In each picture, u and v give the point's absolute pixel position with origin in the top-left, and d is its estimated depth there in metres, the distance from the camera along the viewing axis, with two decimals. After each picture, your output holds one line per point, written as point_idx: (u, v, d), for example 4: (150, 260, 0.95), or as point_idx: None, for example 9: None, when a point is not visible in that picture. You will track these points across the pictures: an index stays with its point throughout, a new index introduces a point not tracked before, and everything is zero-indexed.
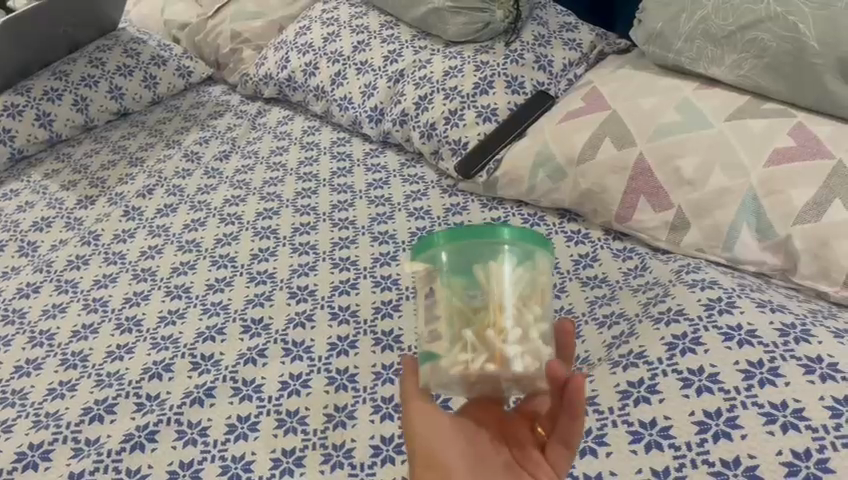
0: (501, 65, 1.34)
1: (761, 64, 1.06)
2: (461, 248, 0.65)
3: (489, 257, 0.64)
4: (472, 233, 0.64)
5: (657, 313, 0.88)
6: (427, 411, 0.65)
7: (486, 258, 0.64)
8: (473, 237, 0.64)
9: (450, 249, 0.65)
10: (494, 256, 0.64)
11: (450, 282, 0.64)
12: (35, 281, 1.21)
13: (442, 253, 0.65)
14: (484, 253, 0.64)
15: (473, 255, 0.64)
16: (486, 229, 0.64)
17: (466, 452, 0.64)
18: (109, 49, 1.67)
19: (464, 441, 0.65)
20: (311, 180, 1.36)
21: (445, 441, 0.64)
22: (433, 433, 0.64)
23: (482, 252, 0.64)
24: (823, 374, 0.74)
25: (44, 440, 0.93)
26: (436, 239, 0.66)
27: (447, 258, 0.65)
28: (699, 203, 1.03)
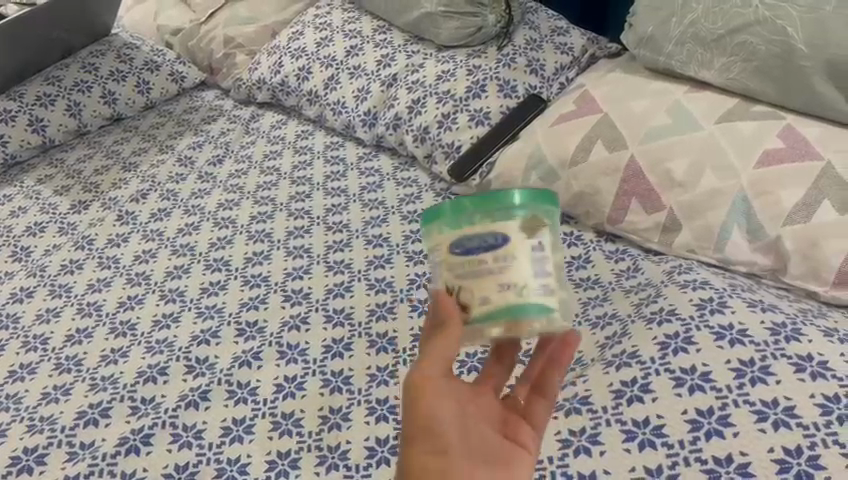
0: (494, 69, 1.35)
1: (750, 68, 1.07)
2: (518, 211, 0.63)
3: (540, 216, 0.64)
4: (488, 205, 0.63)
5: (649, 313, 0.89)
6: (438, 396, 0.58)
7: (538, 218, 0.64)
8: (528, 199, 0.64)
9: (509, 211, 0.63)
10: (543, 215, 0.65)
11: (519, 243, 0.63)
12: (29, 286, 1.21)
13: (501, 216, 0.63)
14: (536, 214, 0.64)
15: (529, 216, 0.64)
16: (500, 198, 0.63)
17: (468, 435, 0.58)
18: (102, 54, 1.68)
19: (466, 422, 0.59)
20: (304, 184, 1.37)
21: (452, 423, 0.57)
22: (444, 412, 0.57)
23: (534, 214, 0.64)
24: (813, 372, 0.75)
25: (39, 444, 0.93)
26: (490, 201, 0.63)
27: (506, 221, 0.63)
28: (690, 204, 1.04)
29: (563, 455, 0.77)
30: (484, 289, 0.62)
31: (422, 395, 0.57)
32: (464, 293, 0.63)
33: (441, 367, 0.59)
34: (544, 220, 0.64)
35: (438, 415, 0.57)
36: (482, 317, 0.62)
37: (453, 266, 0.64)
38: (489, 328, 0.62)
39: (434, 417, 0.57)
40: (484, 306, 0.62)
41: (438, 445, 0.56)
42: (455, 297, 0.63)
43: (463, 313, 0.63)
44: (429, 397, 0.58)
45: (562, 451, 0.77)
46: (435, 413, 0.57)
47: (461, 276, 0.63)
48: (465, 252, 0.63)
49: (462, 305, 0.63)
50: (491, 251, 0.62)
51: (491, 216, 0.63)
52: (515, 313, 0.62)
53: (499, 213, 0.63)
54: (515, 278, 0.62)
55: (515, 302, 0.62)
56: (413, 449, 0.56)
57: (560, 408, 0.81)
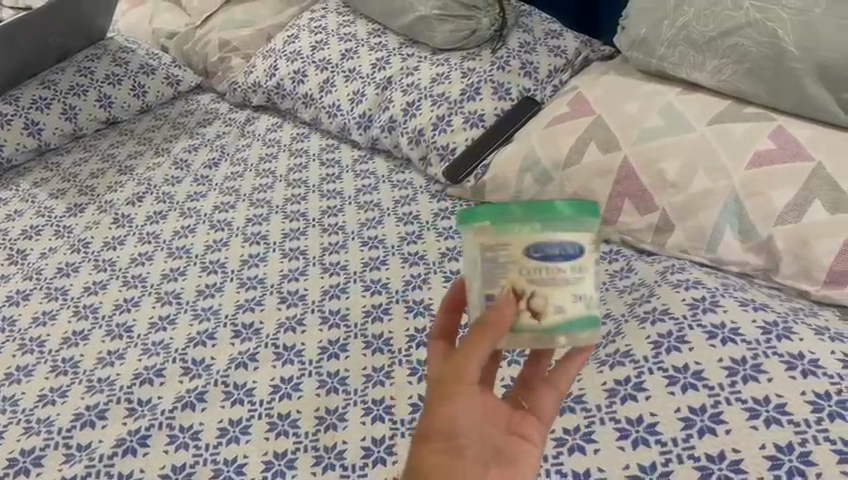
0: (488, 72, 1.36)
1: (741, 70, 1.08)
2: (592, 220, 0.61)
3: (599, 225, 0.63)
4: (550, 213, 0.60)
5: (642, 313, 0.90)
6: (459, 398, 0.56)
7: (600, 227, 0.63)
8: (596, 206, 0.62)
9: (585, 219, 0.60)
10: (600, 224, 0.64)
11: (590, 254, 0.61)
12: (25, 288, 1.21)
13: (579, 225, 0.60)
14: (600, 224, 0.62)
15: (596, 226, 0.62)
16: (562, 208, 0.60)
17: (481, 435, 0.58)
18: (98, 58, 1.68)
19: (481, 423, 0.58)
20: (300, 186, 1.37)
21: (468, 425, 0.57)
22: (463, 416, 0.57)
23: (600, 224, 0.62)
24: (804, 370, 0.76)
25: (36, 446, 0.93)
26: (569, 208, 0.60)
27: (583, 231, 0.60)
28: (683, 205, 1.05)
29: (558, 453, 0.77)
30: (559, 297, 0.60)
31: (443, 398, 0.57)
32: (536, 299, 0.60)
33: (470, 373, 0.57)
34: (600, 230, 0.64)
35: (457, 418, 0.56)
36: (548, 327, 0.60)
37: (526, 271, 0.60)
38: (549, 337, 0.61)
39: (452, 421, 0.56)
40: (555, 315, 0.60)
41: (452, 446, 0.56)
42: (523, 302, 0.60)
43: (529, 317, 0.60)
44: (451, 399, 0.57)
45: (557, 449, 0.77)
46: (454, 416, 0.56)
47: (533, 281, 0.60)
48: (542, 258, 0.59)
49: (529, 311, 0.60)
50: (568, 260, 0.60)
51: (569, 224, 0.60)
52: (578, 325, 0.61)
53: (577, 222, 0.60)
54: (586, 291, 0.61)
55: (584, 315, 0.61)
56: (428, 448, 0.56)
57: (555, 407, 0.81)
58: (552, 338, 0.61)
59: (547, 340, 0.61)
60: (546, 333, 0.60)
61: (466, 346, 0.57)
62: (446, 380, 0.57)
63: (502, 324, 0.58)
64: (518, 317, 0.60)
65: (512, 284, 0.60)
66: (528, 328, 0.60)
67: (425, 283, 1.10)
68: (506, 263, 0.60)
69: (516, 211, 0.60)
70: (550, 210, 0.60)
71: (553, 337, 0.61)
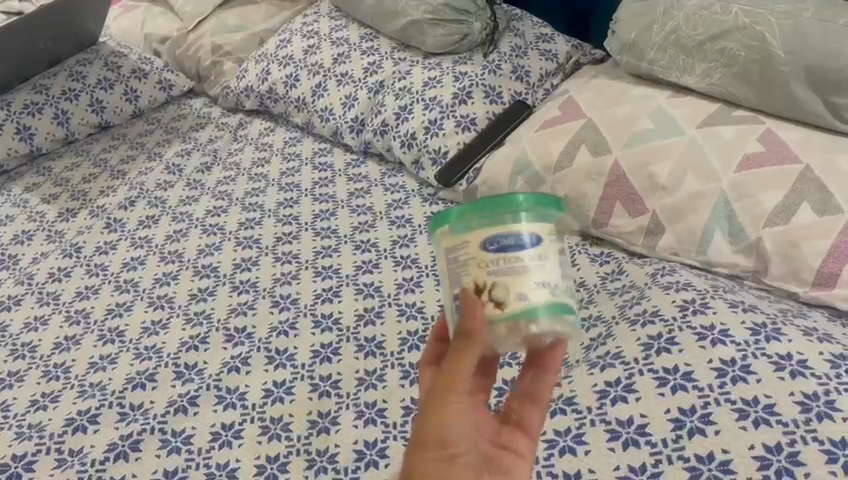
0: (480, 76, 1.36)
1: (730, 73, 1.09)
2: (550, 216, 0.63)
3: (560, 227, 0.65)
4: (503, 204, 0.61)
5: (633, 315, 0.91)
6: (450, 410, 0.57)
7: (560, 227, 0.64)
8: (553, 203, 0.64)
9: (542, 213, 0.62)
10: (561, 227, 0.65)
11: (550, 246, 0.61)
12: (17, 294, 1.21)
13: (537, 218, 0.61)
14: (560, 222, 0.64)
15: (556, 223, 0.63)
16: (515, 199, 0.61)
17: (472, 443, 0.59)
18: (89, 63, 1.68)
19: (473, 432, 0.59)
20: (293, 190, 1.38)
21: (462, 435, 0.58)
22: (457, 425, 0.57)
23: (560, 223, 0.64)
24: (792, 370, 0.77)
25: (27, 452, 0.93)
26: (526, 201, 0.61)
27: (540, 223, 0.61)
28: (673, 208, 1.06)
29: (549, 455, 0.78)
30: (520, 286, 0.59)
31: (439, 407, 0.57)
32: (498, 289, 0.59)
33: (463, 381, 0.57)
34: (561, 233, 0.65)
35: (450, 429, 0.57)
36: (514, 315, 0.59)
37: (486, 263, 0.60)
38: (519, 327, 0.59)
39: (447, 431, 0.57)
40: (517, 303, 0.59)
41: (444, 453, 0.57)
42: (485, 296, 0.59)
43: (493, 310, 0.59)
44: (445, 409, 0.57)
45: (548, 452, 0.78)
46: (447, 426, 0.57)
47: (493, 272, 0.59)
48: (500, 250, 0.60)
49: (493, 303, 0.59)
50: (526, 249, 0.60)
51: (527, 216, 0.61)
52: (545, 312, 0.59)
53: (535, 214, 0.62)
54: (550, 280, 0.60)
55: (549, 301, 0.59)
56: (420, 455, 0.57)
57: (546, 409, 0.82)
58: (521, 328, 0.59)
59: (516, 330, 0.59)
60: (513, 322, 0.59)
61: (457, 354, 0.57)
62: (441, 390, 0.57)
63: (475, 326, 0.58)
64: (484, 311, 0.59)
65: (473, 278, 0.60)
66: (496, 320, 0.59)
67: (417, 286, 1.10)
68: (466, 259, 0.61)
69: (471, 206, 0.61)
70: (507, 204, 0.61)
71: (523, 326, 0.59)
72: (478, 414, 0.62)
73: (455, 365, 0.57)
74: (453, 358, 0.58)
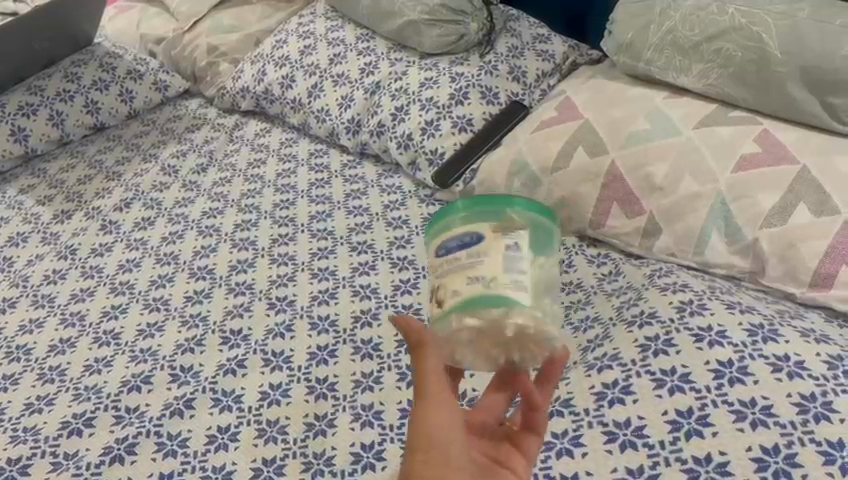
0: (477, 76, 1.36)
1: (726, 74, 1.09)
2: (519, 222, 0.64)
3: (538, 238, 0.65)
4: (484, 202, 0.65)
5: (629, 317, 0.90)
6: (431, 411, 0.57)
7: (536, 236, 0.65)
8: (529, 212, 0.66)
9: (519, 218, 0.64)
10: (541, 240, 0.65)
11: (495, 241, 0.62)
12: (12, 296, 1.20)
13: (513, 218, 0.64)
14: (535, 233, 0.65)
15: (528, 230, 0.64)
16: (500, 199, 0.65)
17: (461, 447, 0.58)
18: (84, 64, 1.67)
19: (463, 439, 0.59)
20: (289, 191, 1.37)
21: (448, 437, 0.57)
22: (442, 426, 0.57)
23: (534, 232, 0.65)
24: (790, 372, 0.77)
25: (22, 455, 0.92)
26: (505, 204, 0.65)
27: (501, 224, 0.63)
28: (670, 208, 1.05)
29: (546, 457, 0.77)
30: (455, 283, 0.61)
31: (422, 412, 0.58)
32: (440, 291, 0.63)
33: (436, 381, 0.58)
34: (542, 246, 0.65)
35: (434, 431, 0.57)
36: (453, 312, 0.61)
37: (438, 266, 0.64)
38: (460, 322, 0.60)
39: (431, 431, 0.57)
40: (452, 299, 0.61)
41: (436, 456, 0.56)
42: (434, 300, 0.64)
43: (437, 311, 0.62)
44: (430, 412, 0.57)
45: (545, 454, 0.78)
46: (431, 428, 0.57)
47: (440, 274, 0.64)
48: (448, 251, 0.64)
49: (437, 303, 0.63)
50: (468, 248, 0.62)
51: (491, 216, 0.64)
52: (481, 304, 0.59)
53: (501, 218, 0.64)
54: (485, 274, 0.60)
55: (481, 294, 0.60)
56: (411, 462, 0.57)
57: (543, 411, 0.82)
58: (459, 324, 0.60)
59: (454, 325, 0.60)
60: (453, 321, 0.61)
61: (419, 360, 0.59)
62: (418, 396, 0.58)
63: (421, 333, 0.59)
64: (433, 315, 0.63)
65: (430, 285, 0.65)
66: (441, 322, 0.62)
67: (414, 288, 1.10)
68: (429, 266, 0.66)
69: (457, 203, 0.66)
70: (490, 203, 0.65)
71: (458, 322, 0.60)
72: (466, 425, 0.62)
73: (421, 369, 0.59)
74: (417, 364, 0.59)
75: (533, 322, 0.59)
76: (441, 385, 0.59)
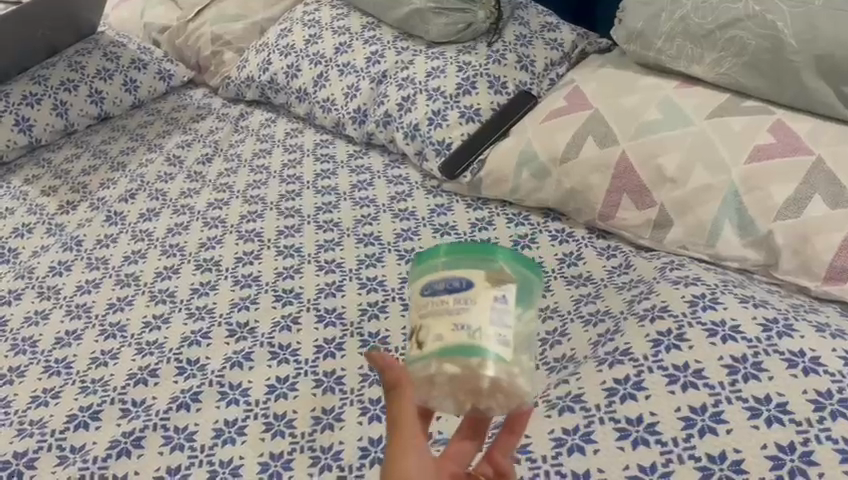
0: (484, 66, 1.34)
1: (739, 63, 1.08)
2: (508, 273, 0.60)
3: (524, 291, 0.61)
4: (473, 250, 0.61)
5: (641, 311, 0.89)
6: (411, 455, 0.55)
7: (522, 290, 0.60)
8: (521, 267, 0.61)
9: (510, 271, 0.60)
10: (528, 293, 0.61)
11: (485, 291, 0.58)
12: (16, 288, 1.19)
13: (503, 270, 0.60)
14: (522, 286, 0.60)
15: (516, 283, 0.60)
16: (488, 249, 0.61)
17: None
18: (88, 53, 1.66)
19: None
20: (295, 182, 1.36)
21: None
22: (417, 472, 0.55)
23: (522, 284, 0.60)
24: (805, 368, 0.76)
25: (27, 448, 0.91)
26: (496, 255, 0.60)
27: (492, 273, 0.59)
28: (682, 200, 1.04)
29: (557, 454, 0.75)
30: (438, 327, 0.57)
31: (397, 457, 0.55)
32: (421, 331, 0.58)
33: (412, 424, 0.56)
34: (527, 300, 0.60)
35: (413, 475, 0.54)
36: (433, 354, 0.57)
37: (420, 307, 0.59)
38: (439, 366, 0.57)
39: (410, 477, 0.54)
40: (435, 342, 0.57)
41: None
42: (414, 338, 0.59)
43: (416, 351, 0.58)
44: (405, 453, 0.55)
45: (556, 450, 0.76)
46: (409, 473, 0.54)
47: (423, 314, 0.59)
48: (433, 294, 0.59)
49: (416, 343, 0.59)
50: (456, 294, 0.58)
51: (479, 265, 0.60)
52: (465, 351, 0.56)
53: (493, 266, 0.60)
54: (471, 323, 0.56)
55: (465, 343, 0.56)
56: None
57: (554, 407, 0.80)
58: (437, 368, 0.57)
59: (433, 368, 0.57)
60: (434, 361, 0.57)
61: (393, 401, 0.57)
62: (392, 440, 0.56)
63: (399, 372, 0.58)
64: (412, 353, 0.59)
65: (410, 322, 0.60)
66: (419, 360, 0.58)
67: None
68: (410, 303, 0.61)
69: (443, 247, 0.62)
70: (480, 251, 0.61)
71: (438, 366, 0.57)
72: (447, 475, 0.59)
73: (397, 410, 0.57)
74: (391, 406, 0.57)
75: (508, 376, 0.56)
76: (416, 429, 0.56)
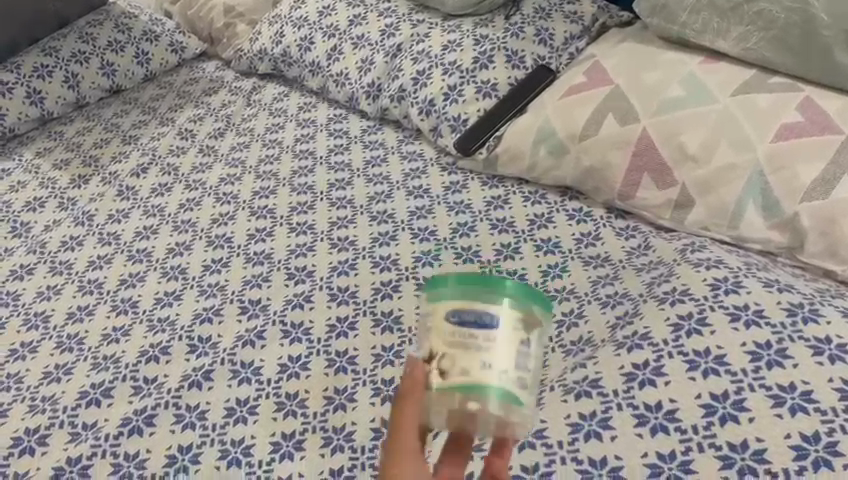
0: (502, 39, 1.31)
1: (768, 36, 1.05)
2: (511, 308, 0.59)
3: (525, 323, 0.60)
4: (495, 284, 0.60)
5: (661, 294, 0.87)
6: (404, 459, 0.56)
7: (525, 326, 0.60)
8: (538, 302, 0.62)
9: (528, 309, 0.61)
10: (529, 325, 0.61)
11: (511, 334, 0.59)
12: (29, 262, 1.19)
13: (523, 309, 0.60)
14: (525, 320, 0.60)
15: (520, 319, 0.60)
16: (508, 283, 0.60)
17: None
18: (99, 24, 1.64)
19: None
20: (307, 158, 1.34)
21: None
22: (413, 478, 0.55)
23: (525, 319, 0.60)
24: (831, 355, 0.74)
25: (40, 425, 0.91)
26: (519, 292, 0.60)
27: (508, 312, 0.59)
28: (705, 179, 1.01)
29: (573, 440, 0.73)
30: (467, 361, 0.58)
31: (391, 466, 0.55)
32: (445, 359, 0.59)
33: (410, 431, 0.57)
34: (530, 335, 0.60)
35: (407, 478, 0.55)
36: (459, 388, 0.58)
37: (442, 336, 0.59)
38: (460, 403, 0.58)
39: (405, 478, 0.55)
40: (459, 377, 0.58)
41: None
42: (433, 363, 0.59)
43: (436, 378, 0.58)
44: (400, 462, 0.55)
45: (573, 436, 0.74)
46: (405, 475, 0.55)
47: (445, 343, 0.59)
48: (459, 323, 0.59)
49: (438, 371, 0.59)
50: (484, 329, 0.58)
51: (505, 303, 0.59)
52: (493, 392, 0.57)
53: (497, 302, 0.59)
54: (500, 363, 0.58)
55: (494, 383, 0.57)
56: None
57: (571, 391, 0.78)
58: (453, 402, 0.58)
59: (458, 403, 0.58)
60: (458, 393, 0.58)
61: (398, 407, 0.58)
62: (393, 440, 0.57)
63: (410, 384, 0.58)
64: (428, 378, 0.59)
65: (427, 347, 0.60)
66: (437, 386, 0.58)
67: (436, 260, 1.07)
68: (428, 329, 0.61)
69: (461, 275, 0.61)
70: (502, 286, 0.60)
71: (458, 400, 0.58)
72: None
73: (396, 419, 0.57)
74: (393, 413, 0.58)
75: (515, 425, 0.59)
76: (414, 442, 0.57)
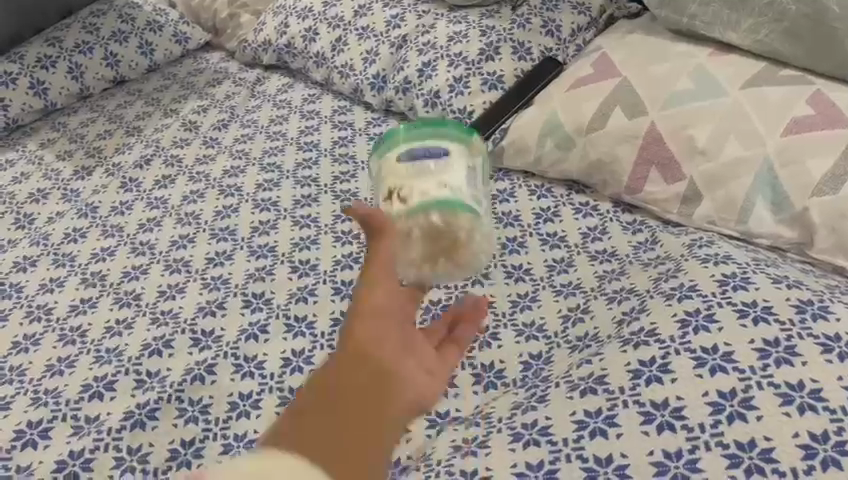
0: (508, 30, 1.30)
1: (779, 29, 1.03)
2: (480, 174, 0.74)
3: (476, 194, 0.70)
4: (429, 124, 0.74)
5: (668, 289, 0.86)
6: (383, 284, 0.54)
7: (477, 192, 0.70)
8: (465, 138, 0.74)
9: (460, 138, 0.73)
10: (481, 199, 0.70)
11: (459, 158, 0.71)
12: (33, 254, 1.18)
13: (457, 138, 0.73)
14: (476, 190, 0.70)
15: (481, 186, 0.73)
16: (437, 121, 0.75)
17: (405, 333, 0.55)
18: (103, 14, 1.63)
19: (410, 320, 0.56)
20: (311, 150, 1.33)
21: (394, 319, 0.54)
22: (391, 308, 0.54)
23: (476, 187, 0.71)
24: (840, 352, 0.73)
25: (42, 418, 0.91)
26: (448, 126, 0.74)
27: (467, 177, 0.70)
28: (713, 173, 1.00)
29: (579, 437, 0.72)
30: (424, 185, 0.68)
31: (367, 296, 0.54)
32: (404, 189, 0.68)
33: (386, 266, 0.55)
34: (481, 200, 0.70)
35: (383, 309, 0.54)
36: (425, 203, 0.66)
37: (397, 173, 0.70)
38: (427, 221, 0.66)
39: (381, 309, 0.54)
40: (422, 196, 0.67)
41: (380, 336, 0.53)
42: (394, 197, 0.69)
43: (398, 205, 0.68)
44: (377, 287, 0.54)
45: (578, 433, 0.73)
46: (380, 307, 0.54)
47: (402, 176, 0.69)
48: (410, 157, 0.70)
49: (399, 200, 0.68)
50: (433, 158, 0.70)
51: (441, 133, 0.73)
52: (453, 207, 0.67)
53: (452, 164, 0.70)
54: (453, 182, 0.68)
55: (455, 194, 0.67)
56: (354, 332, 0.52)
57: (576, 388, 0.77)
58: (420, 224, 0.66)
59: (423, 219, 0.66)
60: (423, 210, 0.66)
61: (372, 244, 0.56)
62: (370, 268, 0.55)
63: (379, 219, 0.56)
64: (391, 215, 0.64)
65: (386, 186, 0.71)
66: (404, 209, 0.67)
67: None
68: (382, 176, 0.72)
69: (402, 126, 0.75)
70: (435, 125, 0.74)
71: (423, 217, 0.66)
72: (413, 361, 0.55)
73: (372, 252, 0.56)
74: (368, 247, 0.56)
75: (481, 237, 0.69)
76: (393, 273, 0.56)
